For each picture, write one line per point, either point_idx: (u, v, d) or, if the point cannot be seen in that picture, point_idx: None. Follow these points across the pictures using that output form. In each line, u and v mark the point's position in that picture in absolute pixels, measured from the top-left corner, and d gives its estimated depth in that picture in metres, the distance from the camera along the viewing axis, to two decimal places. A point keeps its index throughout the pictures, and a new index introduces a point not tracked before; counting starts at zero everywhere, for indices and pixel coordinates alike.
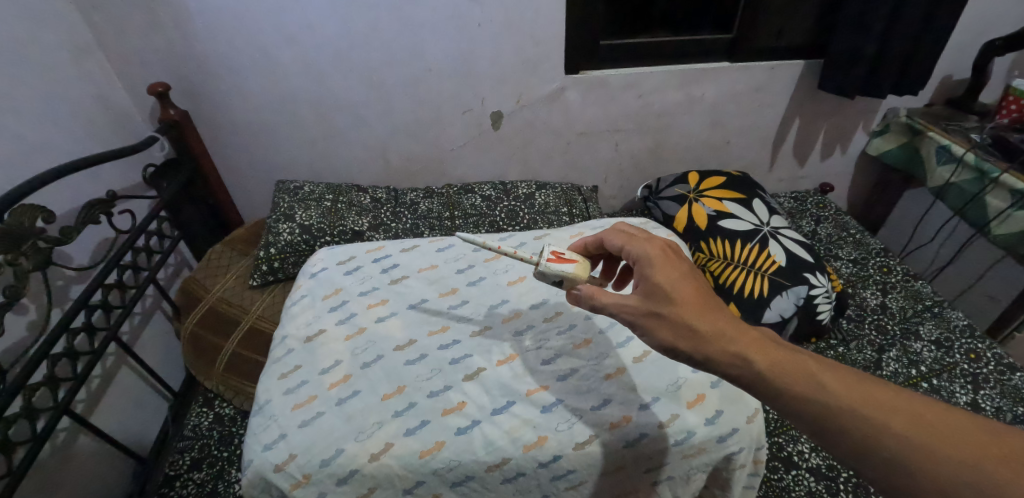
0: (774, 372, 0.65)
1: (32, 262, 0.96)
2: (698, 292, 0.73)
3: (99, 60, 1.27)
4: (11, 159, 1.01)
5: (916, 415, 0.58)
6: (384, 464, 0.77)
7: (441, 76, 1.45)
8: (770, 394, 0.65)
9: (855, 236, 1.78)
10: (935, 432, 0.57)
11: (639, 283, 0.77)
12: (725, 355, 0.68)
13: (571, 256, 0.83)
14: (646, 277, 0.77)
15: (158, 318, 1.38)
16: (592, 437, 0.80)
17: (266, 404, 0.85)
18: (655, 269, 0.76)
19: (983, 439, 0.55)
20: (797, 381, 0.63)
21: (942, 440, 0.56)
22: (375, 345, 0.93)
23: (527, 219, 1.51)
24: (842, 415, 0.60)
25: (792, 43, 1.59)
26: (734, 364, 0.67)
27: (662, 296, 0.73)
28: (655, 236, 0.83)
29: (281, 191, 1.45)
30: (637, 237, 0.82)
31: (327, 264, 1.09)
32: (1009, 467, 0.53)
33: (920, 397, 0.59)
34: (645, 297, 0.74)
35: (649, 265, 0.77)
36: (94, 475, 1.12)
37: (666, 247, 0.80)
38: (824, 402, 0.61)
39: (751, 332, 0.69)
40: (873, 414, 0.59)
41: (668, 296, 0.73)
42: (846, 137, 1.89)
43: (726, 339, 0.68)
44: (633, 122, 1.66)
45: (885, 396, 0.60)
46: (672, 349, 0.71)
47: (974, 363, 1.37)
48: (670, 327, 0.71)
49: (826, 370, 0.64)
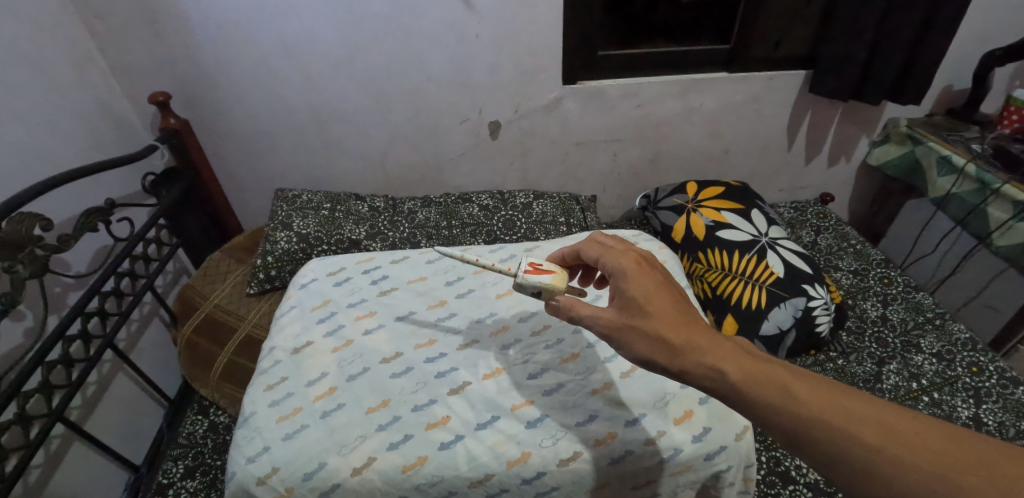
0: (747, 383, 0.64)
1: (28, 270, 0.96)
2: (674, 305, 0.73)
3: (101, 69, 1.29)
4: (11, 166, 1.02)
5: (885, 424, 0.58)
6: (366, 479, 0.76)
7: (439, 85, 1.46)
8: (745, 407, 0.64)
9: (856, 246, 1.77)
10: (905, 442, 0.56)
11: (616, 297, 0.77)
12: (700, 368, 0.67)
13: (549, 267, 0.84)
14: (619, 290, 0.77)
15: (156, 325, 1.39)
16: (577, 453, 0.79)
17: (251, 416, 0.85)
18: (629, 282, 0.77)
19: (950, 449, 0.55)
20: (770, 391, 0.63)
21: (911, 448, 0.55)
22: (362, 356, 0.93)
23: (525, 228, 1.51)
24: (814, 426, 0.59)
25: (790, 53, 1.59)
26: (709, 377, 0.67)
27: (637, 311, 0.74)
28: (630, 248, 0.83)
29: (279, 199, 1.46)
30: (613, 249, 0.83)
31: (317, 275, 1.09)
32: (974, 475, 0.52)
33: (892, 407, 0.59)
34: (621, 311, 0.75)
35: (623, 278, 0.78)
36: (88, 482, 1.12)
37: (640, 259, 0.80)
38: (798, 414, 0.60)
39: (727, 345, 0.69)
40: (844, 425, 0.58)
41: (644, 310, 0.73)
42: (846, 148, 1.88)
43: (701, 351, 0.68)
44: (631, 132, 1.66)
45: (856, 406, 0.59)
46: (649, 363, 0.71)
47: (976, 376, 1.35)
48: (646, 340, 0.71)
49: (799, 380, 0.63)
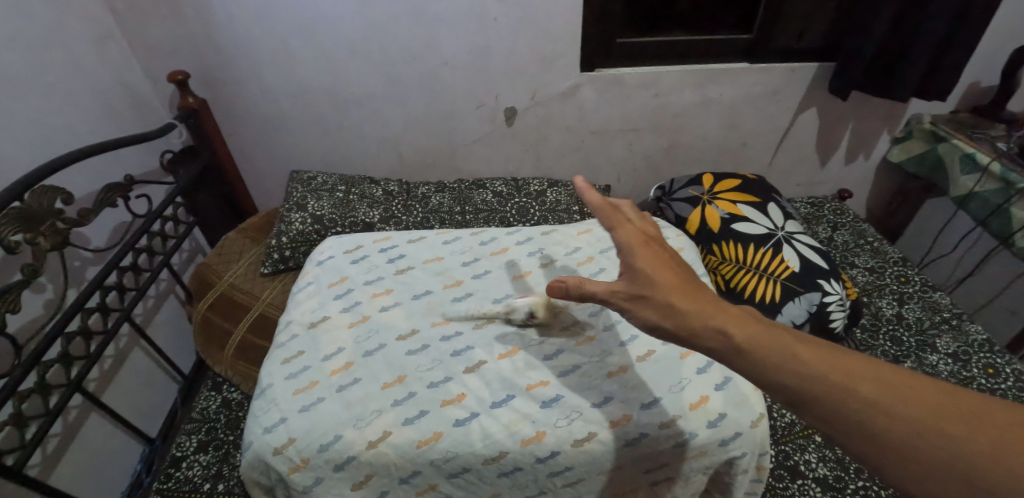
0: (751, 344, 0.63)
1: (49, 242, 0.97)
2: (681, 276, 0.72)
3: (121, 47, 1.30)
4: (33, 142, 1.03)
5: (890, 383, 0.56)
6: (381, 453, 0.77)
7: (456, 69, 1.44)
8: (747, 368, 0.62)
9: (872, 244, 1.74)
10: (902, 396, 0.55)
11: (623, 272, 0.75)
12: (706, 331, 0.66)
13: None
14: (626, 264, 0.75)
15: (172, 301, 1.40)
16: (591, 435, 0.79)
17: (268, 387, 0.86)
18: (638, 252, 0.75)
19: (957, 408, 0.53)
20: (773, 351, 0.61)
21: (917, 408, 0.54)
22: (377, 333, 0.93)
23: (538, 216, 1.50)
24: (818, 386, 0.57)
25: (814, 45, 1.56)
26: (714, 340, 0.65)
27: (646, 279, 0.72)
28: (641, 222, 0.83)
29: (294, 181, 1.47)
30: (621, 219, 0.78)
31: (334, 253, 1.10)
32: (982, 434, 0.51)
33: (890, 363, 0.57)
34: (629, 279, 0.73)
35: (633, 250, 0.76)
36: (105, 453, 1.15)
37: (650, 233, 0.79)
38: (798, 372, 0.59)
39: (731, 310, 0.67)
40: (844, 381, 0.57)
41: (652, 279, 0.72)
42: (866, 143, 1.85)
43: (707, 316, 0.67)
44: (648, 122, 1.65)
45: (858, 365, 0.58)
46: (657, 331, 0.70)
47: (992, 378, 1.33)
48: (657, 310, 0.70)
49: (803, 343, 0.62)
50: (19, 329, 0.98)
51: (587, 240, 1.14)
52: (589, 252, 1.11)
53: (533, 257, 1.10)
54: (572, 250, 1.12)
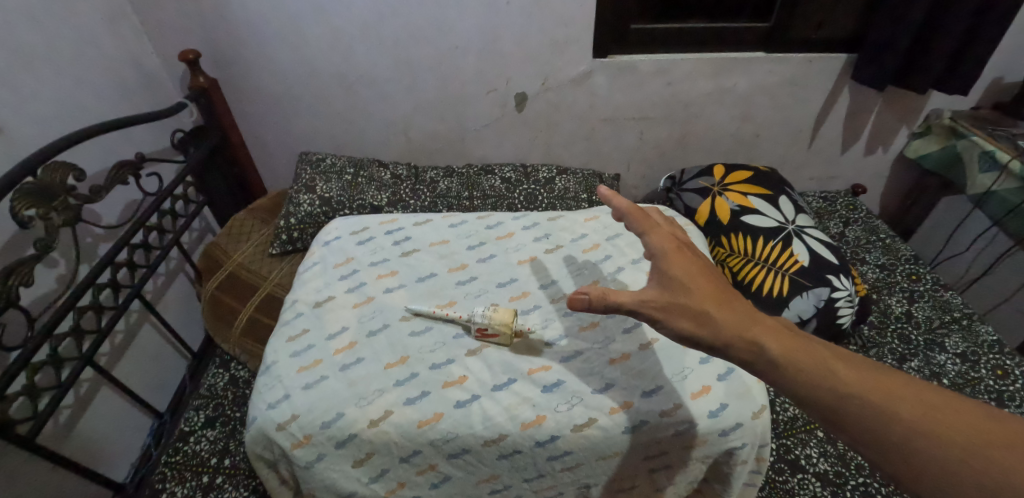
0: (787, 357, 0.62)
1: (61, 218, 0.98)
2: (715, 286, 0.72)
3: (133, 24, 1.30)
4: (46, 117, 1.04)
5: (925, 402, 0.55)
6: (381, 431, 0.78)
7: (467, 53, 1.43)
8: (780, 381, 0.62)
9: (884, 241, 1.72)
10: (935, 412, 0.54)
11: (653, 279, 0.75)
12: (740, 342, 0.65)
13: (494, 327, 0.87)
14: (658, 271, 0.75)
15: (181, 279, 1.42)
16: (592, 420, 0.80)
17: (272, 364, 0.87)
18: (670, 263, 0.75)
19: (992, 428, 0.52)
20: (809, 365, 0.61)
21: (951, 427, 0.53)
22: (381, 314, 0.94)
23: (546, 203, 1.49)
24: (851, 401, 0.57)
25: (833, 35, 1.52)
26: (747, 351, 0.65)
27: (679, 289, 0.72)
28: (670, 230, 0.82)
29: (304, 162, 1.48)
30: (652, 224, 0.80)
31: (340, 233, 1.11)
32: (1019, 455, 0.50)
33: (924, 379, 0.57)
34: (662, 288, 0.72)
35: (664, 258, 0.75)
36: (117, 425, 1.17)
37: (680, 243, 0.78)
38: (836, 390, 0.58)
39: (765, 321, 0.67)
40: (879, 400, 0.56)
41: (686, 288, 0.72)
42: (883, 138, 1.81)
43: (742, 326, 0.66)
44: (660, 110, 1.63)
45: (894, 380, 0.57)
46: (692, 340, 0.68)
47: (1000, 380, 1.31)
48: (689, 318, 0.69)
49: (838, 357, 0.61)
50: (32, 302, 1.00)
51: (594, 227, 1.14)
52: (596, 239, 1.10)
53: (539, 243, 1.09)
54: (579, 236, 1.11)
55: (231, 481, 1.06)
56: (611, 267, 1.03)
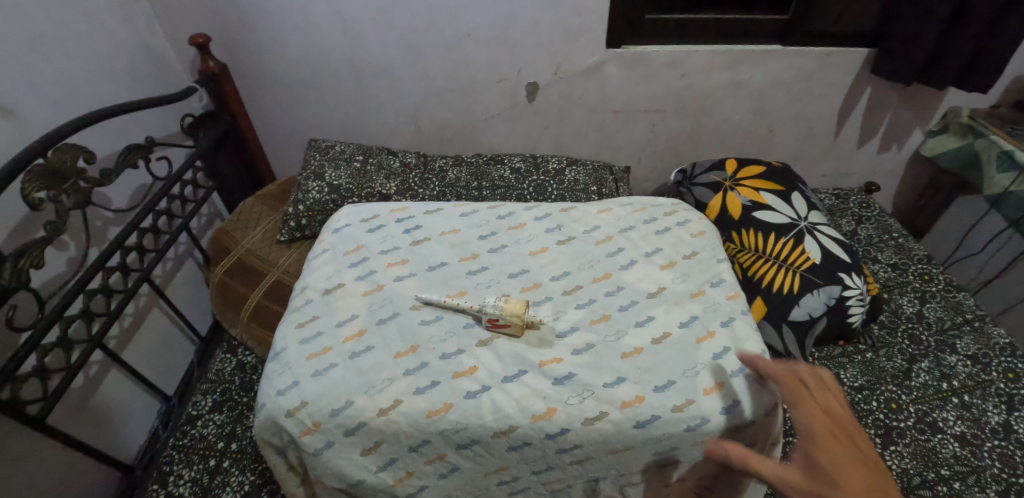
0: None
1: (72, 201, 0.98)
2: (869, 481, 0.67)
3: (144, 7, 1.29)
4: (57, 99, 1.04)
5: None
6: (391, 420, 0.78)
7: (478, 41, 1.41)
8: None
9: (897, 239, 1.69)
10: None
11: (799, 460, 0.70)
12: None
13: (504, 320, 0.86)
14: (807, 453, 0.71)
15: (190, 264, 1.42)
16: (603, 414, 0.79)
17: (282, 351, 0.87)
18: (820, 448, 0.70)
19: None
20: None
21: None
22: (391, 302, 0.93)
23: (556, 195, 1.48)
24: None
25: (852, 28, 1.49)
26: None
27: (826, 478, 0.67)
28: (817, 398, 0.76)
29: (312, 149, 1.47)
30: (806, 400, 0.75)
31: (351, 220, 1.10)
32: None
33: None
34: (809, 475, 0.68)
35: (815, 443, 0.71)
36: (125, 408, 1.18)
37: (831, 418, 0.74)
38: None
39: None
40: None
41: (833, 480, 0.67)
42: (899, 135, 1.78)
43: None
44: (672, 103, 1.60)
45: None
46: None
47: (1011, 383, 1.30)
48: None
49: None
50: (42, 284, 1.00)
51: (606, 219, 1.13)
52: (608, 231, 1.09)
53: (551, 234, 1.08)
54: (591, 228, 1.11)
55: (238, 466, 1.06)
56: (623, 260, 1.03)
